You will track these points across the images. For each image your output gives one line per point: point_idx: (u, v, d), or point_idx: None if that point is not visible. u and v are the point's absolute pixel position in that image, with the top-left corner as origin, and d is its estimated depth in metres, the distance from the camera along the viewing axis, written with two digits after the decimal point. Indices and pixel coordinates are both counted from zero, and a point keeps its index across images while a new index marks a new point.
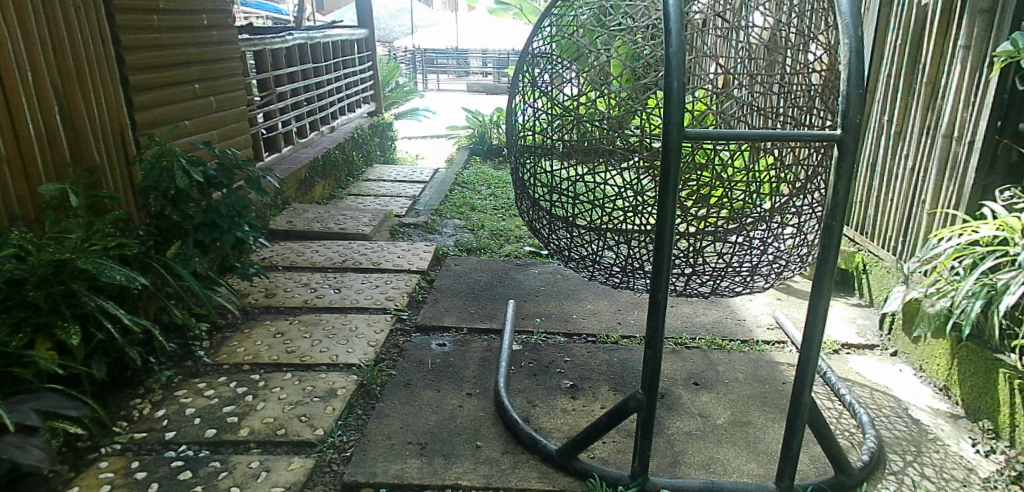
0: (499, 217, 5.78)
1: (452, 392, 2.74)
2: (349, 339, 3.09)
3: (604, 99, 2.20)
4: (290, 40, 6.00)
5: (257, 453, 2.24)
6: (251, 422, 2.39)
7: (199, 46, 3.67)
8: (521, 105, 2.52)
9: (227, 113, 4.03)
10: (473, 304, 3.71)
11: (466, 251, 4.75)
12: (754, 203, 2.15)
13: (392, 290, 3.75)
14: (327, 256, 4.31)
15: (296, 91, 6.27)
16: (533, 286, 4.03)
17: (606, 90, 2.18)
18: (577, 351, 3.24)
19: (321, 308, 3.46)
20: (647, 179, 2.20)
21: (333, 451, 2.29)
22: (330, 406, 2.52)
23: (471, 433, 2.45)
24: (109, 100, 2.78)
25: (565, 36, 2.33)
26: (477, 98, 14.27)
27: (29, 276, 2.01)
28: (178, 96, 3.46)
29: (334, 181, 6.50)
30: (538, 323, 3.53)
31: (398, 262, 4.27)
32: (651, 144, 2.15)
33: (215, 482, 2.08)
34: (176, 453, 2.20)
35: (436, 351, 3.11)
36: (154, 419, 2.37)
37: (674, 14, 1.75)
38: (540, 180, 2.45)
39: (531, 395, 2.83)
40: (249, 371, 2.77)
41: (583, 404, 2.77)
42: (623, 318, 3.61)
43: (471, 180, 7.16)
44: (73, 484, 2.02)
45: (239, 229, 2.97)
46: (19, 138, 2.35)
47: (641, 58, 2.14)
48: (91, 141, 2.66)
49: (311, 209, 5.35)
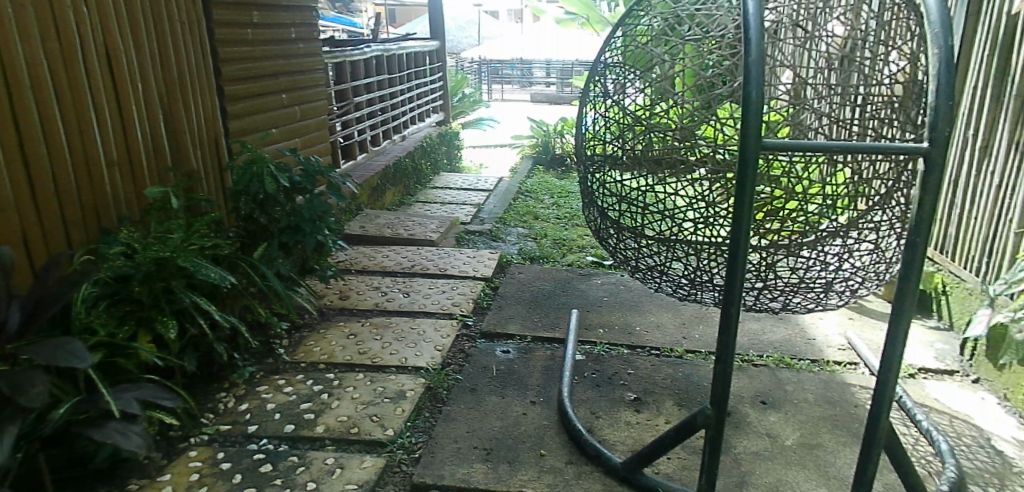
0: (562, 226, 5.81)
1: (517, 399, 2.79)
2: (417, 343, 3.18)
3: (674, 110, 2.21)
4: (368, 52, 6.25)
5: (332, 450, 2.33)
6: (327, 419, 2.50)
7: (287, 59, 3.88)
8: (589, 115, 2.57)
9: (311, 122, 4.23)
10: (537, 312, 3.75)
11: (530, 259, 4.81)
12: (827, 217, 2.10)
13: (458, 296, 3.83)
14: (397, 261, 4.45)
15: (370, 100, 6.49)
16: (596, 297, 4.04)
17: (674, 100, 2.20)
18: (642, 364, 3.23)
19: (390, 311, 3.58)
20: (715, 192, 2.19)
21: (402, 452, 2.37)
22: (400, 408, 2.61)
23: (535, 442, 2.48)
24: (207, 110, 3.00)
25: (638, 45, 2.38)
26: (541, 107, 14.34)
27: (135, 273, 2.16)
28: (267, 106, 3.66)
29: (402, 188, 6.68)
30: (601, 334, 3.54)
31: (464, 268, 4.36)
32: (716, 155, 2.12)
33: (294, 476, 2.15)
34: (258, 446, 2.29)
35: (501, 358, 3.16)
36: (238, 413, 2.48)
37: (755, 22, 1.73)
38: (610, 190, 2.46)
39: (594, 406, 2.84)
40: (324, 370, 2.88)
41: (647, 418, 2.76)
42: (688, 333, 3.57)
43: (534, 189, 7.22)
44: (166, 471, 2.09)
45: (320, 233, 3.13)
46: (131, 144, 2.52)
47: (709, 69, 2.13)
48: (190, 148, 2.86)
49: (382, 215, 5.53)
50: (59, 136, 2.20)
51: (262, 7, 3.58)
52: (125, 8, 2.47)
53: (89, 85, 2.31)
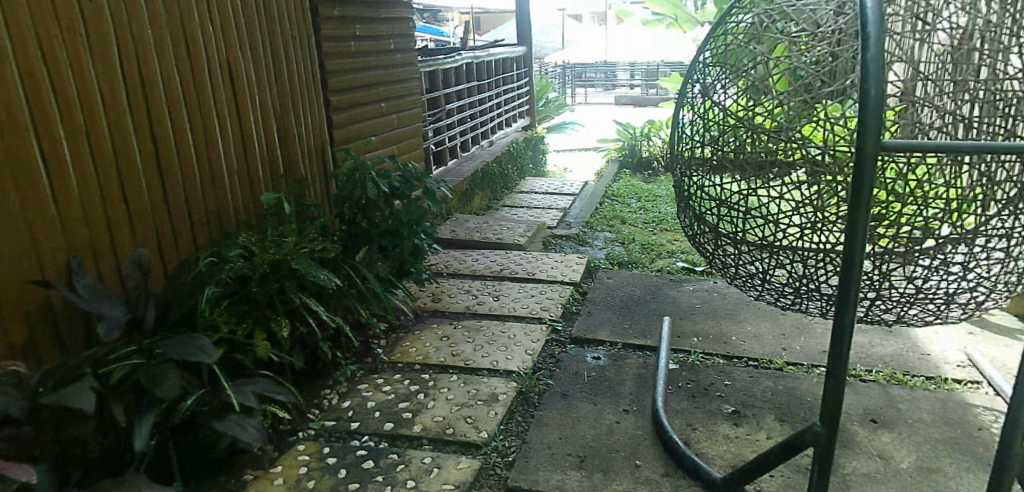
0: (650, 231, 5.69)
1: (610, 407, 2.67)
2: (508, 347, 3.16)
3: (768, 108, 2.10)
4: (459, 60, 6.38)
5: (429, 450, 2.34)
6: (423, 419, 2.51)
7: (386, 69, 4.02)
8: (682, 117, 2.52)
9: (407, 130, 4.36)
10: (628, 318, 3.67)
11: (618, 264, 4.74)
12: (945, 224, 1.91)
13: (548, 300, 3.82)
14: (486, 265, 4.50)
15: (460, 107, 6.62)
16: (689, 304, 3.92)
17: (767, 100, 2.10)
18: (739, 375, 3.10)
19: (481, 314, 3.61)
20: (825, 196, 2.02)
21: (496, 455, 2.34)
22: (493, 411, 2.58)
23: (629, 452, 2.38)
24: (313, 120, 3.18)
25: (733, 45, 2.28)
26: (626, 110, 14.16)
27: (253, 274, 2.29)
28: (368, 115, 3.80)
29: (490, 192, 6.75)
30: (695, 342, 3.43)
31: (552, 273, 4.35)
32: (811, 154, 1.99)
33: (394, 474, 2.18)
34: (360, 443, 2.36)
35: (591, 365, 3.06)
36: (341, 409, 2.58)
37: (874, 14, 1.62)
38: (708, 193, 2.37)
39: (689, 417, 2.76)
40: (420, 371, 2.94)
41: (747, 433, 2.65)
42: (788, 344, 3.40)
43: (621, 193, 7.12)
44: (277, 462, 2.20)
45: (416, 237, 3.24)
46: (250, 152, 2.69)
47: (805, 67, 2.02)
48: (298, 156, 3.04)
49: (471, 219, 5.61)
50: (190, 147, 2.35)
51: (364, 20, 3.72)
52: (242, 24, 2.63)
53: (213, 98, 2.46)
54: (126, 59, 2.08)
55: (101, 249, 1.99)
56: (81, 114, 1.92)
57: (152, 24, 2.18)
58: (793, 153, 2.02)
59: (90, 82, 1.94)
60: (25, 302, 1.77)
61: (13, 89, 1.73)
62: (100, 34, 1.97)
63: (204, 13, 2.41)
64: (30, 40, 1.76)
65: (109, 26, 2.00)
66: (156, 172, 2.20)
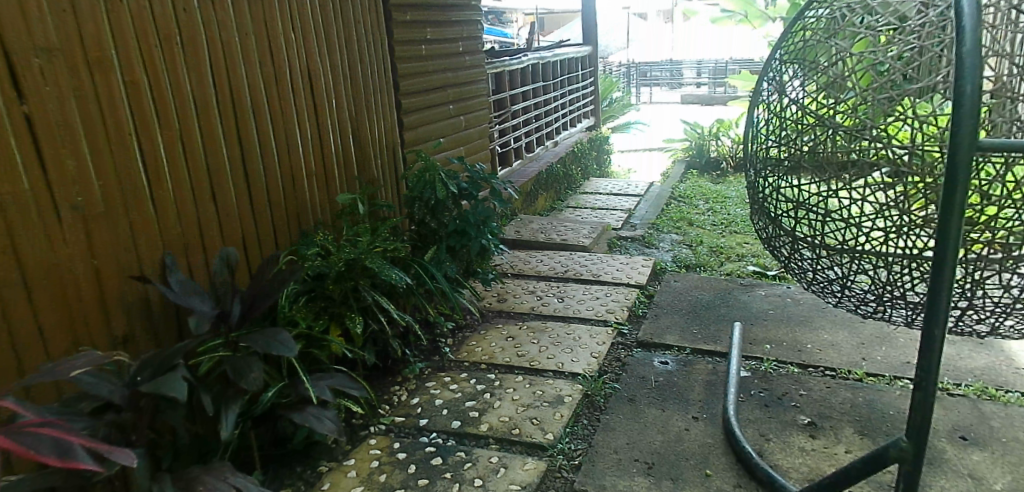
0: (718, 234, 5.54)
1: (678, 413, 2.60)
2: (574, 349, 3.13)
3: (845, 106, 2.02)
4: (525, 61, 6.40)
5: (496, 449, 2.34)
6: (490, 418, 2.51)
7: (455, 71, 4.08)
8: (757, 117, 2.44)
9: (474, 131, 4.40)
10: (697, 322, 3.58)
11: (685, 267, 4.64)
12: None
13: (613, 302, 3.77)
14: (551, 266, 4.49)
15: (526, 108, 6.64)
16: (760, 309, 3.80)
17: (843, 97, 2.02)
18: (815, 385, 2.98)
19: (546, 316, 3.60)
20: (904, 201, 1.91)
21: (563, 458, 2.31)
22: (559, 413, 2.55)
23: (699, 460, 2.31)
24: (386, 122, 3.26)
25: (807, 41, 2.21)
26: (692, 109, 13.84)
27: (330, 271, 2.38)
28: (437, 117, 3.87)
29: (554, 193, 6.74)
30: (768, 349, 3.32)
31: (618, 275, 4.30)
32: (895, 155, 1.89)
33: (462, 472, 2.19)
34: (428, 439, 2.39)
35: (659, 369, 2.97)
36: (410, 406, 2.62)
37: (969, 7, 1.53)
38: (784, 195, 2.29)
39: (762, 427, 2.67)
40: (486, 370, 2.95)
41: (824, 445, 2.54)
42: (868, 354, 3.24)
43: (688, 194, 6.98)
44: (351, 456, 2.26)
45: (484, 237, 3.21)
46: (327, 154, 2.78)
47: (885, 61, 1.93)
48: (371, 158, 3.13)
49: (536, 220, 5.62)
50: (272, 149, 2.45)
51: (435, 23, 3.79)
52: (321, 30, 2.73)
53: (293, 101, 2.56)
54: (216, 65, 2.18)
55: (192, 247, 2.09)
56: (176, 118, 2.02)
57: (240, 31, 2.28)
58: (873, 154, 1.94)
59: (184, 87, 2.04)
60: (126, 297, 1.84)
61: (119, 94, 1.82)
62: (193, 41, 2.07)
63: (286, 20, 2.51)
64: (133, 47, 1.87)
65: (201, 33, 2.10)
66: (242, 173, 2.30)
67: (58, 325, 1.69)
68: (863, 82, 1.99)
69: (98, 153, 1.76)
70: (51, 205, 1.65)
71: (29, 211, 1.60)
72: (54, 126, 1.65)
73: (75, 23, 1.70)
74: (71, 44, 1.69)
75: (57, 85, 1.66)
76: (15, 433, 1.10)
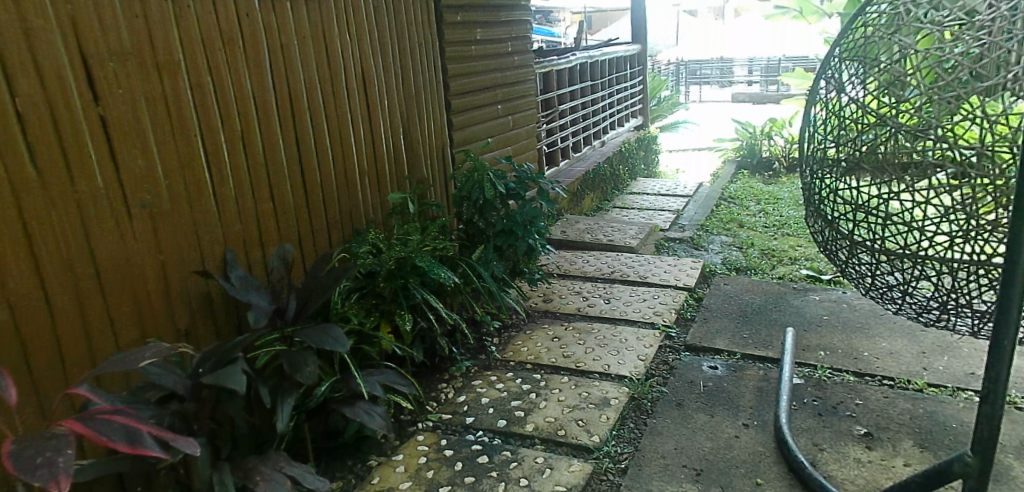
0: (770, 236, 5.41)
1: (728, 420, 2.54)
2: (620, 351, 3.08)
3: (902, 105, 1.93)
4: (573, 60, 6.38)
5: (541, 450, 2.33)
6: (535, 418, 2.50)
7: (504, 72, 4.10)
8: (812, 117, 2.37)
9: (522, 131, 4.41)
10: (747, 327, 3.50)
11: (736, 270, 4.54)
12: None
13: (661, 305, 3.72)
14: (597, 267, 4.46)
15: (573, 108, 6.61)
16: (814, 315, 3.69)
17: (901, 97, 1.94)
18: (872, 395, 2.88)
19: (592, 317, 3.58)
20: (970, 203, 1.85)
21: (608, 461, 2.29)
22: (605, 415, 2.51)
23: (750, 468, 2.26)
24: (434, 123, 3.30)
25: (861, 37, 2.12)
26: (743, 107, 13.54)
27: (381, 270, 2.43)
28: (486, 117, 3.89)
29: (601, 193, 6.69)
30: (822, 356, 3.22)
31: (665, 277, 4.24)
32: (962, 156, 1.82)
33: (507, 471, 2.20)
34: (474, 437, 2.39)
35: (708, 374, 2.92)
36: (457, 403, 2.64)
37: None
38: (842, 197, 2.19)
39: (815, 437, 2.60)
40: (531, 370, 2.94)
41: (882, 458, 2.46)
42: (930, 363, 3.11)
43: (739, 195, 6.83)
44: (399, 451, 2.29)
45: (531, 237, 3.21)
46: (378, 153, 2.83)
47: (947, 59, 1.83)
48: (421, 158, 3.17)
49: (582, 220, 5.59)
50: (327, 149, 2.50)
51: (484, 24, 3.81)
52: (374, 32, 2.78)
53: (347, 102, 2.61)
54: (275, 67, 2.24)
55: (251, 243, 2.15)
56: (238, 118, 2.09)
57: (298, 34, 2.34)
58: (937, 154, 1.87)
59: (245, 89, 2.11)
60: (189, 292, 1.91)
61: (185, 95, 1.89)
62: (254, 44, 2.14)
63: (341, 22, 2.56)
64: (198, 51, 1.93)
65: (261, 37, 2.17)
66: (298, 172, 2.36)
67: (127, 318, 1.76)
68: (923, 79, 1.89)
69: (165, 153, 1.83)
70: (123, 203, 1.72)
71: (102, 208, 1.67)
72: (125, 126, 1.73)
73: (146, 28, 1.77)
74: (141, 48, 1.76)
75: (128, 87, 1.73)
76: (88, 419, 1.18)
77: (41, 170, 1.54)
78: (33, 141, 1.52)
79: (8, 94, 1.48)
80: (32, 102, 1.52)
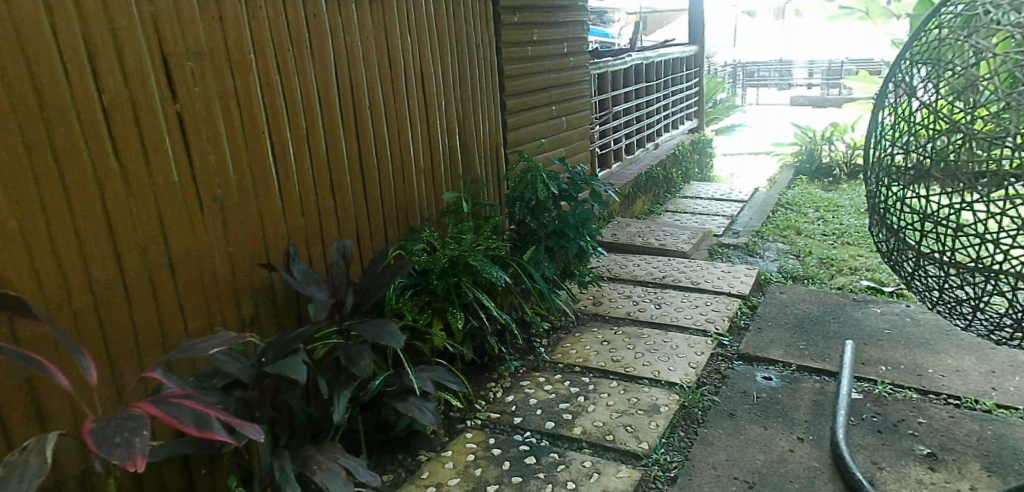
0: (829, 244, 5.24)
1: (782, 433, 2.48)
2: (671, 357, 3.02)
3: (980, 112, 1.86)
4: (629, 61, 6.32)
5: (589, 454, 2.31)
6: (583, 422, 2.48)
7: (559, 73, 4.09)
8: (874, 121, 2.28)
9: (575, 132, 4.40)
10: (803, 338, 3.40)
11: (792, 279, 4.42)
12: None
13: (714, 312, 3.65)
14: (648, 271, 4.41)
15: (627, 109, 6.55)
16: (875, 328, 3.55)
17: (978, 103, 1.86)
18: (936, 414, 2.76)
19: (643, 322, 3.51)
20: None
21: (657, 469, 2.25)
22: (655, 422, 2.48)
23: (805, 483, 2.19)
24: (489, 123, 3.32)
25: (933, 39, 2.04)
26: (802, 111, 13.16)
27: (435, 267, 2.47)
28: (540, 118, 3.89)
29: (652, 197, 6.60)
30: (883, 371, 3.10)
31: (718, 283, 4.16)
32: None
33: (555, 473, 2.19)
34: (522, 438, 2.40)
35: (762, 385, 2.85)
36: (505, 403, 2.65)
37: None
38: (909, 206, 2.09)
39: (874, 455, 2.51)
40: (580, 373, 2.90)
41: (946, 480, 2.35)
42: (1000, 383, 2.96)
43: (796, 201, 6.64)
44: (448, 447, 2.32)
45: (583, 239, 3.20)
46: (434, 153, 2.87)
47: None
48: (475, 158, 3.20)
49: (633, 223, 5.53)
50: (386, 148, 2.55)
51: (542, 25, 3.81)
52: (434, 33, 2.82)
53: (406, 102, 2.66)
54: (339, 67, 2.30)
55: (312, 238, 2.22)
56: (303, 117, 2.15)
57: (362, 35, 2.39)
58: (1012, 163, 1.77)
59: (311, 88, 2.18)
60: (253, 283, 1.98)
61: (255, 94, 1.96)
62: (320, 44, 2.20)
63: (402, 23, 2.61)
64: (269, 51, 2.00)
65: (327, 37, 2.23)
66: (358, 170, 2.41)
67: (196, 307, 1.83)
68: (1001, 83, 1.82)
69: (236, 149, 1.91)
70: (196, 195, 1.80)
71: (177, 200, 1.75)
72: (200, 123, 1.80)
73: (221, 29, 1.84)
74: (216, 48, 1.84)
75: (204, 85, 1.81)
76: (162, 402, 1.24)
77: (123, 163, 1.62)
78: (118, 135, 1.61)
79: (96, 90, 1.56)
80: (117, 98, 1.60)
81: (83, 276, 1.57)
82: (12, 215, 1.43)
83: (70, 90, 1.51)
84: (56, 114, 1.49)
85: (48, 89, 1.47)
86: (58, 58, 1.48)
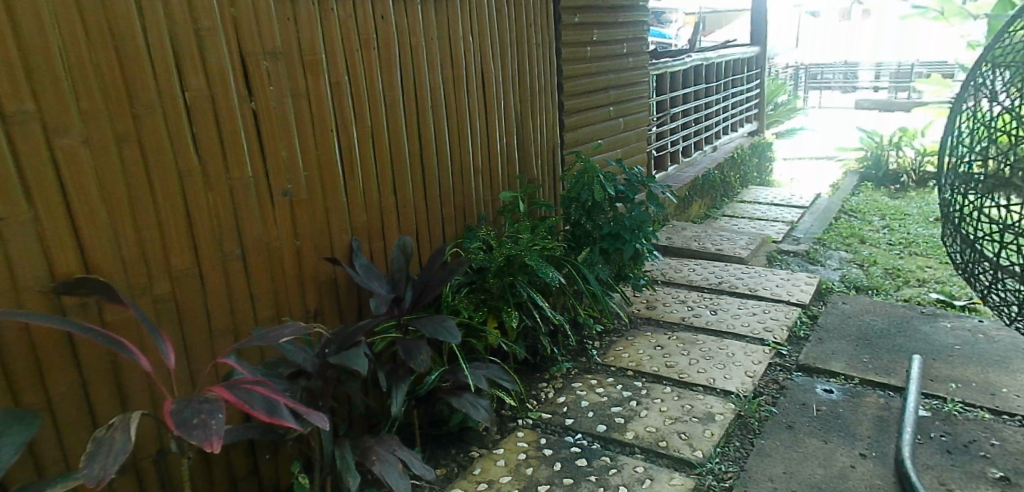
0: (895, 254, 5.03)
1: (843, 448, 2.39)
2: (727, 365, 2.96)
3: None
4: (689, 62, 6.21)
5: (641, 459, 2.28)
6: (636, 427, 2.45)
7: (618, 73, 4.06)
8: (950, 126, 2.17)
9: (632, 133, 4.35)
10: (866, 350, 3.27)
11: (855, 289, 4.26)
12: None
13: (772, 320, 3.55)
14: (704, 276, 4.33)
15: (685, 111, 6.44)
16: (944, 343, 3.39)
17: None
18: (1011, 436, 2.62)
19: (698, 328, 3.43)
20: None
21: (712, 478, 2.20)
22: (710, 431, 2.43)
23: None
24: (547, 123, 3.32)
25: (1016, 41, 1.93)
26: (868, 115, 12.66)
27: (490, 265, 2.48)
28: (597, 118, 3.86)
29: (709, 200, 6.47)
30: (953, 389, 2.96)
31: (777, 291, 4.05)
32: None
33: (607, 477, 2.17)
34: (574, 440, 2.39)
35: (822, 397, 2.76)
36: (557, 404, 2.64)
37: None
38: (987, 216, 2.00)
39: (942, 476, 2.40)
40: (633, 377, 2.87)
41: None
42: None
43: (861, 209, 6.40)
44: (499, 445, 2.33)
45: (639, 242, 3.16)
46: (492, 152, 2.89)
47: None
48: (531, 158, 3.21)
49: (689, 227, 5.43)
50: (446, 147, 2.59)
51: (602, 24, 3.79)
52: (495, 34, 2.84)
53: (466, 101, 2.68)
54: (404, 67, 2.34)
55: (374, 234, 2.27)
56: (369, 116, 2.20)
57: (426, 36, 2.43)
58: None
59: (377, 88, 2.22)
60: (317, 276, 2.04)
61: (325, 94, 2.02)
62: (387, 45, 2.25)
63: (465, 24, 2.63)
64: (339, 51, 2.06)
65: (393, 37, 2.27)
66: (419, 168, 2.46)
67: (265, 297, 1.90)
68: None
69: (306, 147, 1.97)
70: (267, 190, 1.86)
71: (250, 195, 1.82)
72: (273, 121, 1.87)
73: (295, 30, 1.90)
74: (290, 48, 1.90)
75: (278, 85, 1.87)
76: (235, 388, 1.29)
77: (202, 158, 1.70)
78: (198, 131, 1.68)
79: (180, 89, 1.63)
80: (199, 97, 1.67)
81: (164, 265, 1.64)
82: (103, 206, 1.51)
83: (158, 88, 1.58)
84: (144, 111, 1.56)
85: (138, 87, 1.54)
86: (148, 58, 1.56)
